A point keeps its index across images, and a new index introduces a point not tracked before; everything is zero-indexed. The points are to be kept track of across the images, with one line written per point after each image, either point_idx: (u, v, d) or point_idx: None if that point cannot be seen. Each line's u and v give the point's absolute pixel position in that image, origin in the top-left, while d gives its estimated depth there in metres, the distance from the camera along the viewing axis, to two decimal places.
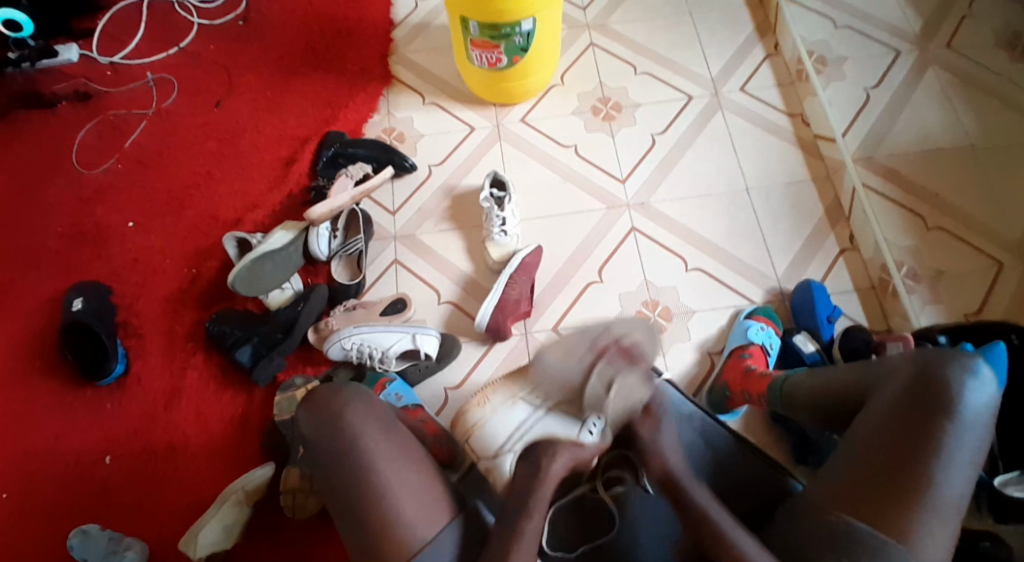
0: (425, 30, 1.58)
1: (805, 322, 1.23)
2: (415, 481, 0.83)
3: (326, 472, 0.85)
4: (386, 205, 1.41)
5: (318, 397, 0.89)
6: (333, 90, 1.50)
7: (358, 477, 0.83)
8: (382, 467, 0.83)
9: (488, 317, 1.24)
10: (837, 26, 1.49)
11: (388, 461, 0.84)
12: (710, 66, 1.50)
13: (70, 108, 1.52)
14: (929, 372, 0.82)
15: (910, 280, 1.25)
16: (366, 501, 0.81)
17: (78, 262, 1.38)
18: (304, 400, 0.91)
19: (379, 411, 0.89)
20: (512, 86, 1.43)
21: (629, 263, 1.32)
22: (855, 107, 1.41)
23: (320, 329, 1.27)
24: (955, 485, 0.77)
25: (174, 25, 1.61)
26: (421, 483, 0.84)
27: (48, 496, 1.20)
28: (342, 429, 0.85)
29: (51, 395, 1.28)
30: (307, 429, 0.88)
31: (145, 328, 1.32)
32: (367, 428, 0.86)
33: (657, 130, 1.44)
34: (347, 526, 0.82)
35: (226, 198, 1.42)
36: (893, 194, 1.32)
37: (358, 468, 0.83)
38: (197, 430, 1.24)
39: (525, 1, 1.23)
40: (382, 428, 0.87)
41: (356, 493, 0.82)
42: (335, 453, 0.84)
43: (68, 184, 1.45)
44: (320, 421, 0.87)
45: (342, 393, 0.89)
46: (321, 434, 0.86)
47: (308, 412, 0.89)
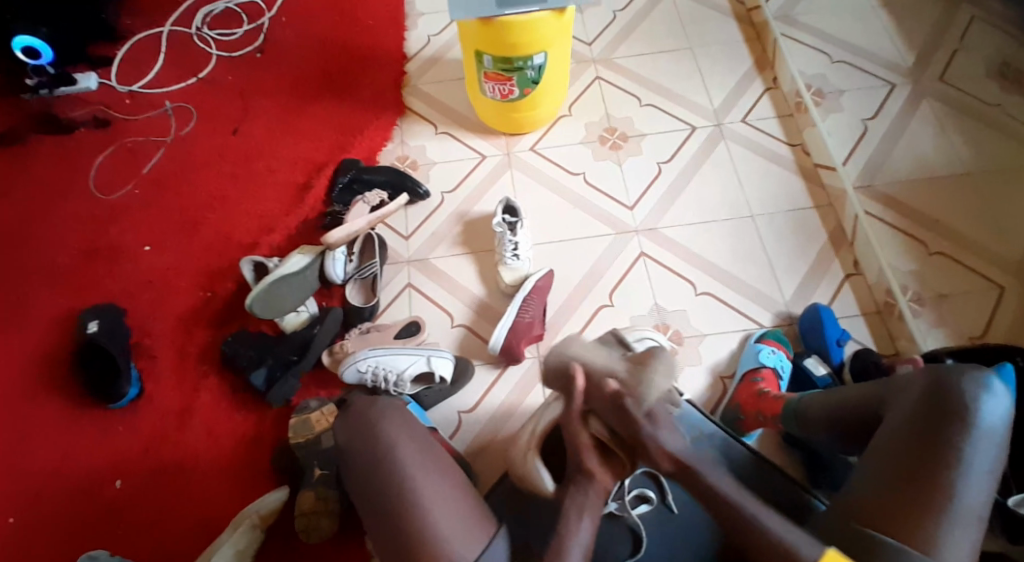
0: (438, 62, 1.63)
1: (813, 344, 1.26)
2: (450, 495, 0.84)
3: (362, 485, 0.87)
4: (399, 231, 1.43)
5: (354, 408, 0.92)
6: (349, 119, 1.54)
7: (393, 491, 0.84)
8: (417, 479, 0.84)
9: (503, 340, 1.25)
10: (834, 61, 1.56)
11: (423, 472, 0.85)
12: (712, 98, 1.56)
13: (87, 133, 1.55)
14: (944, 383, 0.85)
15: (915, 304, 1.28)
16: (399, 510, 0.83)
17: (92, 283, 1.39)
18: (340, 412, 0.93)
19: (415, 425, 0.91)
20: (522, 116, 1.47)
21: (638, 286, 1.35)
22: (853, 137, 1.47)
23: (335, 351, 1.28)
24: (975, 493, 0.79)
25: (192, 55, 1.65)
26: (455, 496, 0.85)
27: (56, 519, 1.19)
28: (379, 440, 0.87)
29: (61, 415, 1.27)
30: (342, 441, 0.90)
31: (158, 350, 1.32)
32: (402, 440, 0.88)
33: (663, 158, 1.48)
34: (383, 541, 0.83)
35: (242, 222, 1.44)
36: (895, 221, 1.36)
37: (395, 478, 0.84)
38: (209, 453, 1.23)
39: (539, 35, 1.28)
40: (416, 443, 0.88)
41: (389, 505, 0.83)
42: (372, 462, 0.86)
43: (82, 207, 1.46)
44: (357, 435, 0.89)
45: (377, 408, 0.92)
46: (356, 447, 0.88)
47: (345, 427, 0.91)
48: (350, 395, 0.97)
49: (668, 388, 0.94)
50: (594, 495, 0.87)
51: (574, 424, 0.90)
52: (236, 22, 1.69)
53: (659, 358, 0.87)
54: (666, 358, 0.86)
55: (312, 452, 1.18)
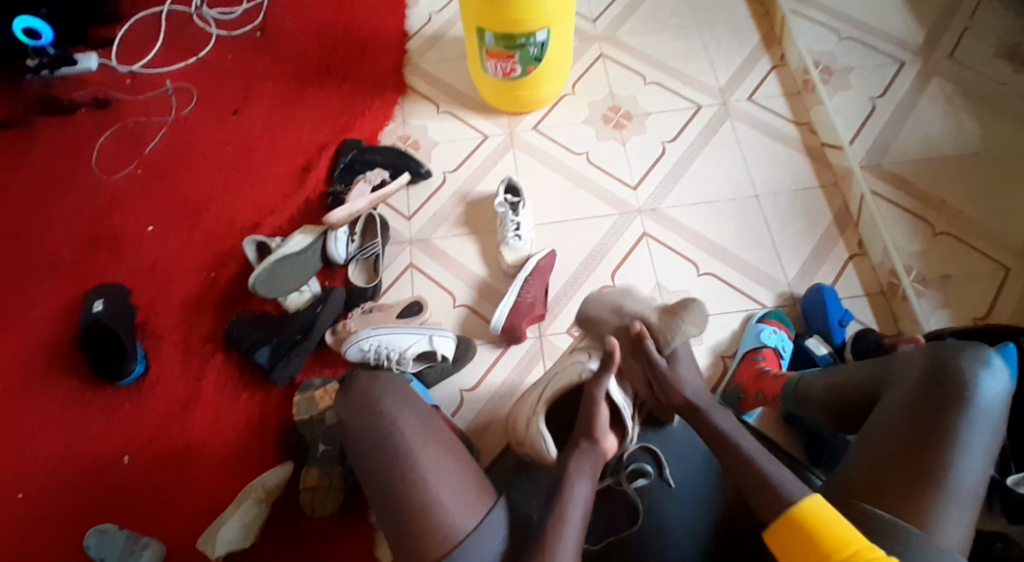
0: (439, 41, 1.62)
1: (816, 325, 1.26)
2: (451, 469, 0.85)
3: (365, 458, 0.87)
4: (401, 211, 1.43)
5: (357, 383, 0.93)
6: (351, 99, 1.53)
7: (395, 467, 0.85)
8: (419, 454, 0.85)
9: (504, 320, 1.26)
10: (842, 38, 1.53)
11: (424, 446, 0.86)
12: (717, 76, 1.54)
13: (90, 114, 1.55)
14: (944, 361, 0.85)
15: (919, 285, 1.27)
16: (401, 484, 0.84)
17: (97, 264, 1.40)
18: (341, 388, 0.94)
19: (416, 401, 0.92)
20: (526, 94, 1.46)
21: (641, 266, 1.35)
22: (860, 116, 1.44)
23: (338, 330, 1.28)
24: (973, 471, 0.79)
25: (193, 35, 1.64)
26: (455, 472, 0.85)
27: (66, 495, 1.21)
28: (380, 414, 0.88)
29: (68, 395, 1.29)
30: (343, 415, 0.91)
31: (163, 330, 1.34)
32: (403, 415, 0.88)
33: (667, 137, 1.47)
34: (383, 515, 0.84)
35: (244, 202, 1.44)
36: (901, 199, 1.35)
37: (396, 452, 0.85)
38: (214, 431, 1.25)
39: (541, 11, 1.27)
40: (419, 419, 0.89)
41: (390, 480, 0.84)
42: (373, 438, 0.87)
43: (86, 189, 1.47)
44: (358, 409, 0.90)
45: (379, 384, 0.92)
46: (357, 422, 0.89)
47: (348, 402, 0.91)
48: (352, 372, 0.98)
49: (672, 354, 0.98)
50: (592, 469, 0.88)
51: (602, 386, 0.92)
52: (236, 1, 1.68)
53: (694, 308, 0.99)
54: (695, 311, 0.98)
55: (315, 430, 1.20)
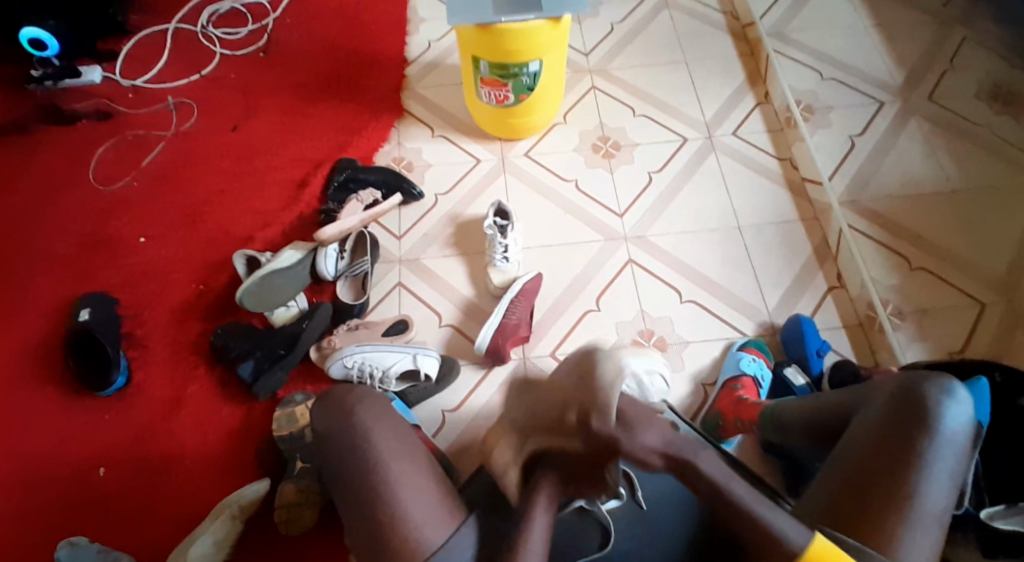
0: (437, 67, 1.66)
1: (795, 354, 1.28)
2: (422, 483, 0.85)
3: (341, 469, 0.88)
4: (392, 230, 1.45)
5: (333, 396, 0.94)
6: (348, 120, 1.56)
7: (370, 479, 0.85)
8: (392, 469, 0.85)
9: (489, 340, 1.27)
10: (825, 78, 1.58)
11: (397, 460, 0.86)
12: (705, 110, 1.58)
13: (89, 125, 1.57)
14: (909, 389, 0.87)
15: (896, 317, 1.30)
16: (372, 496, 0.84)
17: (87, 273, 1.41)
18: (317, 399, 0.95)
19: (393, 418, 0.92)
20: (517, 121, 1.49)
21: (625, 292, 1.37)
22: (840, 152, 1.49)
23: (323, 347, 1.29)
24: (937, 497, 0.80)
25: (196, 52, 1.68)
26: (428, 488, 0.86)
27: (41, 504, 1.20)
28: (354, 427, 0.89)
29: (49, 402, 1.29)
30: (317, 428, 0.91)
31: (149, 340, 1.34)
32: (377, 429, 0.89)
33: (654, 167, 1.51)
34: (356, 528, 0.84)
35: (238, 217, 1.46)
36: (879, 235, 1.38)
37: (369, 465, 0.86)
38: (194, 443, 1.25)
39: (536, 43, 1.31)
40: (394, 433, 0.89)
41: (362, 494, 0.85)
42: (346, 449, 0.88)
43: (80, 198, 1.49)
44: (333, 421, 0.91)
45: (355, 398, 0.93)
46: (332, 435, 0.90)
47: (322, 415, 0.93)
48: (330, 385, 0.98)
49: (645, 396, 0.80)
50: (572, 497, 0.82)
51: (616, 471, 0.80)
52: (240, 22, 1.72)
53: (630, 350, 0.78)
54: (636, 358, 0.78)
55: (296, 445, 1.20)
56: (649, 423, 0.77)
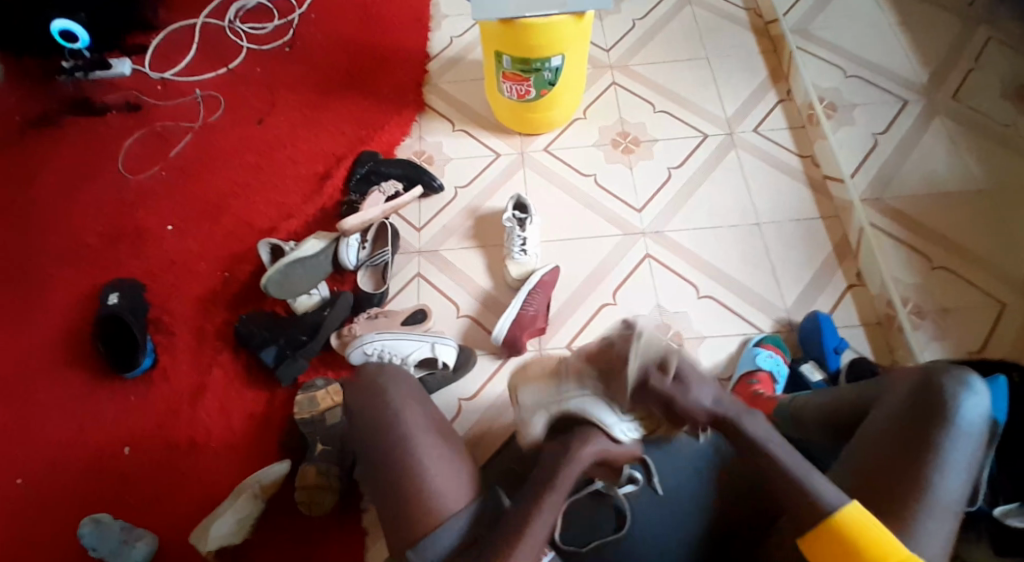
0: (458, 63, 1.68)
1: (812, 352, 1.28)
2: (448, 459, 0.87)
3: (367, 443, 0.89)
4: (412, 222, 1.47)
5: (364, 375, 0.95)
6: (370, 114, 1.59)
7: (397, 454, 0.86)
8: (420, 443, 0.87)
9: (505, 332, 1.29)
10: (848, 75, 1.57)
11: (424, 435, 0.88)
12: (725, 107, 1.58)
13: (120, 117, 1.62)
14: (925, 381, 0.87)
15: (915, 316, 1.29)
16: (399, 469, 0.85)
17: (116, 260, 1.45)
18: (348, 379, 0.97)
19: (422, 398, 0.94)
20: (538, 116, 1.51)
21: (642, 286, 1.38)
22: (862, 149, 1.48)
23: (343, 334, 1.32)
24: (952, 486, 0.80)
25: (224, 47, 1.71)
26: (453, 467, 0.87)
27: (70, 481, 1.24)
28: (386, 402, 0.91)
29: (79, 385, 1.33)
30: (349, 403, 0.93)
31: (175, 326, 1.38)
32: (407, 407, 0.91)
33: (674, 163, 1.51)
34: (380, 500, 0.86)
35: (263, 207, 1.49)
36: (900, 233, 1.38)
37: (396, 439, 0.87)
38: (217, 426, 1.28)
39: (558, 38, 1.32)
40: (422, 412, 0.91)
41: (389, 467, 0.86)
42: (376, 423, 0.89)
43: (111, 187, 1.53)
44: (363, 396, 0.92)
45: (386, 376, 0.95)
46: (364, 409, 0.91)
47: (355, 388, 0.94)
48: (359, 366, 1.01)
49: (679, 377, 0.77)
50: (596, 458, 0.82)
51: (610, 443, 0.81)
52: (266, 17, 1.76)
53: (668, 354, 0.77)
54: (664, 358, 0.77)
55: (317, 429, 1.22)
56: (699, 383, 0.78)
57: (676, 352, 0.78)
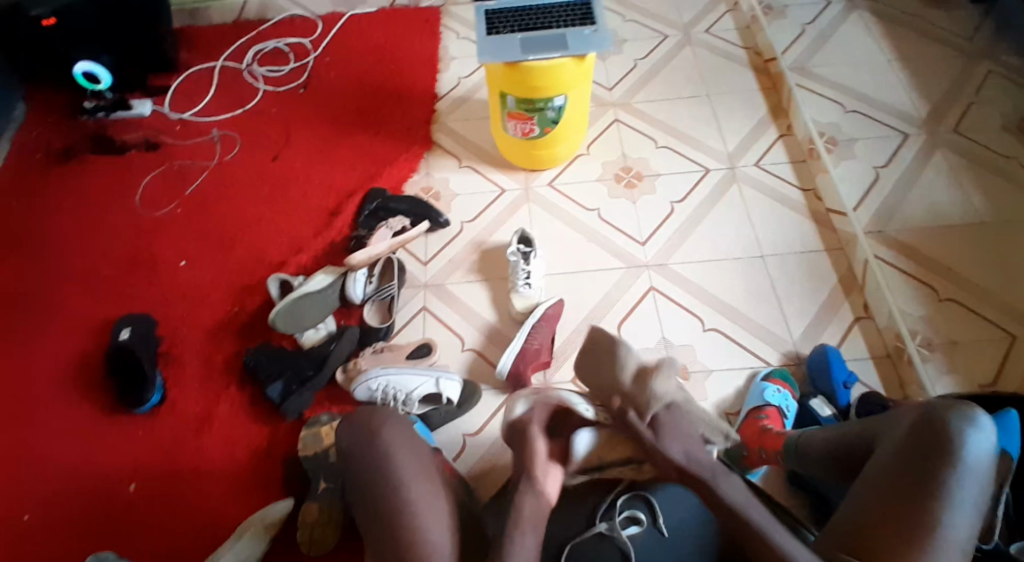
0: (466, 102, 1.72)
1: (821, 387, 1.27)
2: (439, 505, 0.87)
3: (362, 485, 0.89)
4: (419, 256, 1.49)
5: (356, 414, 0.95)
6: (380, 152, 1.63)
7: (391, 498, 0.86)
8: (411, 489, 0.87)
9: (509, 365, 1.29)
10: (847, 111, 1.59)
11: (416, 481, 0.88)
12: (727, 142, 1.61)
13: (138, 154, 1.66)
14: (931, 417, 0.86)
15: (925, 349, 1.28)
16: (390, 515, 0.85)
17: (129, 293, 1.47)
18: (343, 417, 0.96)
19: (415, 439, 0.94)
20: (542, 153, 1.54)
21: (648, 319, 1.38)
22: (864, 183, 1.49)
23: (349, 369, 1.32)
24: (960, 526, 0.79)
25: (240, 88, 1.77)
26: (445, 509, 0.87)
27: (75, 515, 1.24)
28: (378, 445, 0.90)
29: (87, 417, 1.33)
30: (343, 445, 0.92)
31: (184, 359, 1.39)
32: (400, 449, 0.90)
33: (676, 198, 1.53)
34: (373, 544, 0.85)
35: (273, 242, 1.52)
36: (907, 265, 1.38)
37: (389, 484, 0.87)
38: (222, 460, 1.28)
39: (559, 78, 1.36)
40: (414, 455, 0.91)
41: (381, 511, 0.86)
42: (370, 467, 0.89)
43: (126, 222, 1.56)
44: (359, 438, 0.92)
45: (379, 416, 0.94)
46: (356, 451, 0.91)
47: (347, 429, 0.94)
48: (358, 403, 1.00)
49: (654, 421, 0.92)
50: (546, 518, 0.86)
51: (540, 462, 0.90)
52: (282, 60, 1.81)
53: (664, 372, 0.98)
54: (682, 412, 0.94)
55: (319, 466, 1.22)
56: (675, 436, 0.91)
57: (661, 402, 0.94)
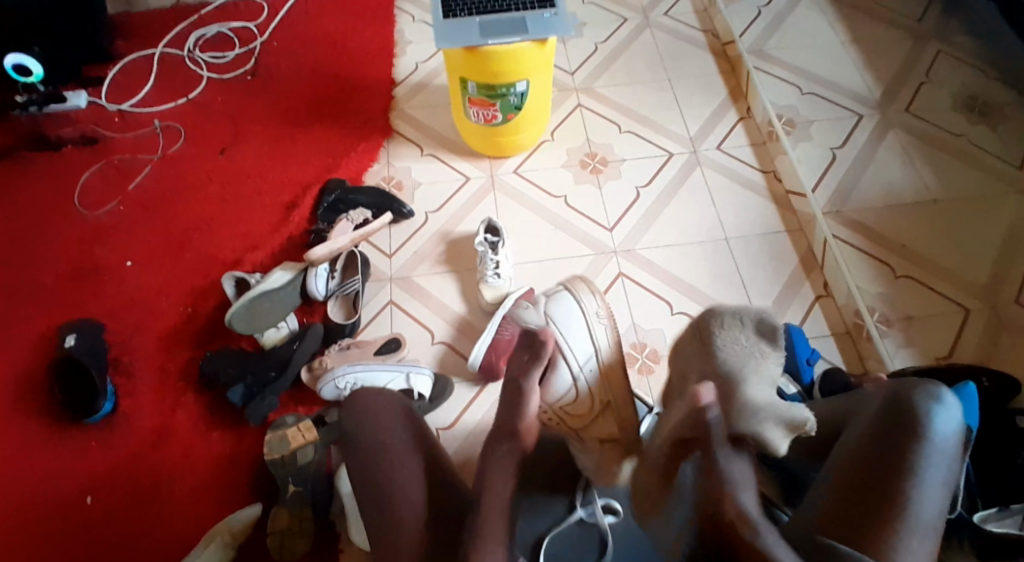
0: (424, 89, 1.67)
1: (787, 365, 1.26)
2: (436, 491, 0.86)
3: (359, 471, 0.87)
4: (383, 248, 1.45)
5: (360, 398, 0.94)
6: (336, 141, 1.57)
7: (392, 478, 0.85)
8: (412, 472, 0.86)
9: (481, 357, 1.27)
10: (804, 92, 1.62)
11: (418, 464, 0.87)
12: (688, 126, 1.61)
13: (75, 150, 1.57)
14: (901, 397, 0.86)
15: (882, 325, 1.32)
16: (392, 497, 0.84)
17: (74, 299, 1.39)
18: (342, 404, 0.94)
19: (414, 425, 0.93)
20: (505, 140, 1.51)
21: (617, 305, 1.38)
22: (822, 164, 1.51)
23: (314, 367, 1.27)
24: (931, 504, 0.80)
25: (183, 77, 1.68)
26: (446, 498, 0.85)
27: (28, 534, 1.17)
28: (383, 428, 0.89)
29: (35, 432, 1.26)
30: (345, 429, 0.91)
31: (137, 365, 1.32)
32: (402, 434, 0.90)
33: (641, 182, 1.53)
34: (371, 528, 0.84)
35: (228, 239, 1.45)
36: (862, 244, 1.41)
37: (392, 466, 0.86)
38: (184, 470, 1.22)
39: (521, 64, 1.33)
40: (415, 441, 0.91)
41: (381, 494, 0.84)
42: (374, 448, 0.88)
43: (68, 222, 1.48)
44: (362, 420, 0.90)
45: (383, 402, 0.94)
46: (359, 436, 0.89)
47: (348, 414, 0.92)
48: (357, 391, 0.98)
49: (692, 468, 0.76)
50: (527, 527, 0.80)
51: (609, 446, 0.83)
52: (227, 46, 1.73)
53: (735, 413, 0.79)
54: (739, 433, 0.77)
55: (286, 470, 1.16)
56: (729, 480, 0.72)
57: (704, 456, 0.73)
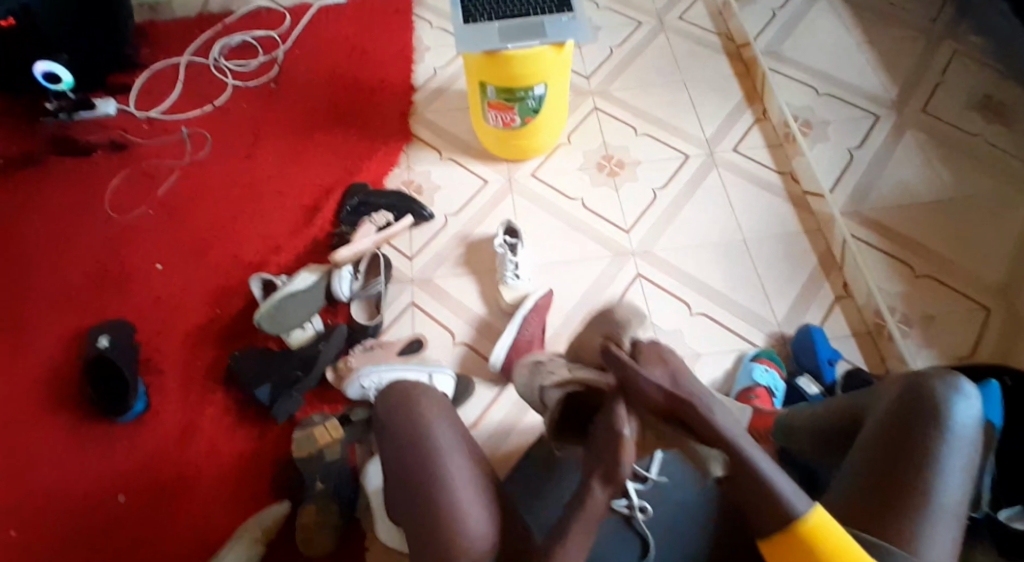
0: (444, 93, 1.70)
1: (806, 365, 1.29)
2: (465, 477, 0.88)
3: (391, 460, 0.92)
4: (404, 250, 1.48)
5: (396, 392, 0.99)
6: (358, 146, 1.60)
7: (426, 466, 0.88)
8: (446, 462, 0.89)
9: (502, 358, 1.28)
10: (820, 93, 1.63)
11: (453, 455, 0.90)
12: (704, 127, 1.63)
13: (105, 156, 1.61)
14: (915, 388, 0.88)
15: (904, 325, 1.32)
16: (424, 484, 0.87)
17: (104, 301, 1.42)
18: (382, 397, 1.00)
19: (450, 417, 0.96)
20: (523, 143, 1.53)
21: (636, 307, 1.39)
22: (840, 165, 1.53)
23: (338, 368, 1.30)
24: (951, 491, 0.81)
25: (209, 84, 1.72)
26: (472, 491, 0.87)
27: (63, 529, 1.20)
28: (415, 419, 0.93)
29: (68, 430, 1.29)
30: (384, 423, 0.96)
31: (167, 366, 1.35)
32: (436, 424, 0.93)
33: (658, 185, 1.54)
34: (406, 518, 0.87)
35: (253, 242, 1.49)
36: (880, 243, 1.42)
37: (428, 454, 0.89)
38: (212, 467, 1.25)
39: (538, 69, 1.35)
40: (450, 429, 0.93)
41: (410, 484, 0.88)
42: (406, 437, 0.92)
43: (98, 226, 1.51)
44: (397, 412, 0.95)
45: (419, 395, 0.97)
46: (395, 426, 0.94)
47: (385, 405, 0.98)
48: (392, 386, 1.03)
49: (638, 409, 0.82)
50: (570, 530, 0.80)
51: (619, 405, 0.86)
52: (251, 54, 1.77)
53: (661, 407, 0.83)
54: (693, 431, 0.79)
55: (313, 467, 1.19)
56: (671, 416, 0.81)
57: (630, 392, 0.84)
